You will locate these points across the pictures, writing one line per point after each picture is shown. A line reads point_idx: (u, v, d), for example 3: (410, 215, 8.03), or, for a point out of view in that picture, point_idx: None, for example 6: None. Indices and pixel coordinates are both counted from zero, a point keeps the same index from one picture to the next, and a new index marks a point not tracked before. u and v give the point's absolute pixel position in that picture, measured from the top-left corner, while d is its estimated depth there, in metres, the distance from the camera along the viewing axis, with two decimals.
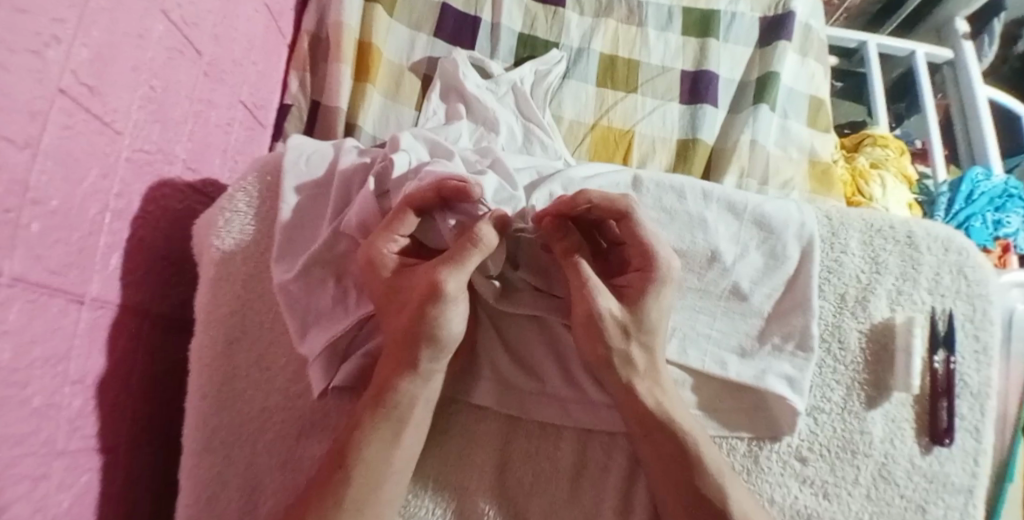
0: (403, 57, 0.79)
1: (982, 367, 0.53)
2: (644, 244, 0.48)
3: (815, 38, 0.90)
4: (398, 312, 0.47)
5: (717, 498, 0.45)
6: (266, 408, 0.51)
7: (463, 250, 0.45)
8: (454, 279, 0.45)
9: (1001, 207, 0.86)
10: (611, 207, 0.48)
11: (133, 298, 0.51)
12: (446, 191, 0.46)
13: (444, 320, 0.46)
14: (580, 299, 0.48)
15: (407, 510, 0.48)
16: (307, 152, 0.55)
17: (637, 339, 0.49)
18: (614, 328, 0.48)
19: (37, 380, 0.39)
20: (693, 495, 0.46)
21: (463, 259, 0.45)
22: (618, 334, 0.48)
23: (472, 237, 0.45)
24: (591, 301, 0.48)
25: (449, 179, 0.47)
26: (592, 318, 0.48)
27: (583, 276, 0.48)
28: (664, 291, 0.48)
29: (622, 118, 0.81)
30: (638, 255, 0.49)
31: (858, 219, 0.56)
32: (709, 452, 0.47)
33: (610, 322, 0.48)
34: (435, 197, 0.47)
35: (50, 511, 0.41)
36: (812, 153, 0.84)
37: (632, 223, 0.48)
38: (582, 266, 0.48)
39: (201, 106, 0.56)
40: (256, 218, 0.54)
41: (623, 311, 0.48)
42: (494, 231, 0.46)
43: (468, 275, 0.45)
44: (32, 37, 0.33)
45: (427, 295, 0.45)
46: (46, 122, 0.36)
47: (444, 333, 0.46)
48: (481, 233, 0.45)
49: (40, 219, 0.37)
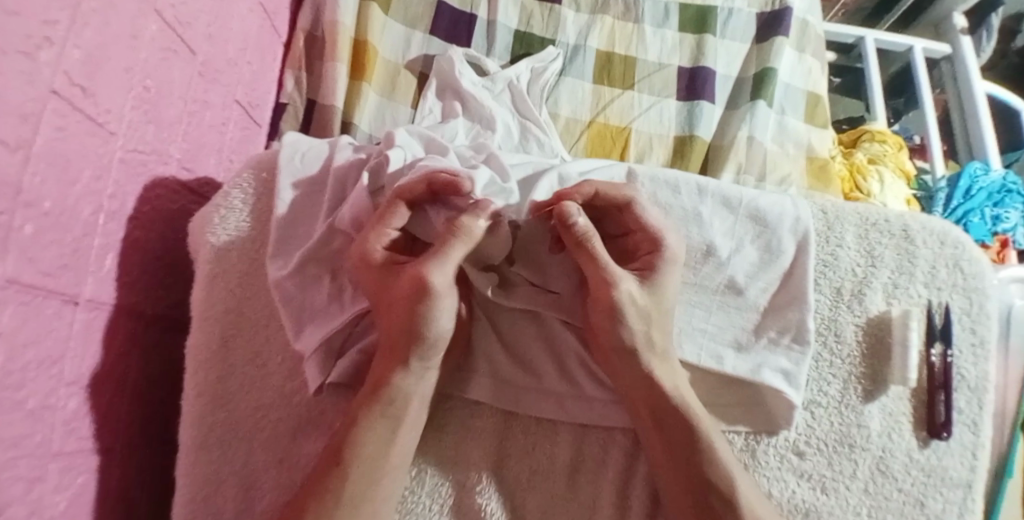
0: (398, 55, 0.79)
1: (979, 360, 0.53)
2: (649, 227, 0.49)
3: (813, 33, 0.90)
4: (389, 307, 0.47)
5: (725, 486, 0.46)
6: (261, 405, 0.51)
7: (446, 242, 0.46)
8: (439, 272, 0.45)
9: (999, 203, 0.86)
10: (612, 194, 0.49)
11: (128, 297, 0.51)
12: (437, 185, 0.47)
13: (435, 316, 0.46)
14: (600, 287, 0.48)
15: (404, 506, 0.48)
16: (302, 150, 0.55)
17: (656, 323, 0.48)
18: (636, 312, 0.48)
19: (31, 382, 0.39)
20: (695, 482, 0.46)
21: (447, 251, 0.45)
22: (638, 317, 0.48)
23: (454, 229, 0.46)
24: (611, 289, 0.47)
25: (440, 173, 0.47)
26: (614, 304, 0.47)
27: (600, 264, 0.47)
28: (671, 270, 0.49)
29: (619, 115, 0.80)
30: (646, 240, 0.50)
31: (854, 213, 0.55)
32: (719, 440, 0.48)
33: (631, 305, 0.47)
34: (425, 189, 0.47)
35: (46, 512, 0.41)
36: (810, 149, 0.84)
37: (637, 211, 0.49)
38: (594, 250, 0.47)
39: (195, 106, 0.56)
40: (251, 216, 0.54)
41: (644, 295, 0.48)
42: (479, 223, 0.46)
43: (455, 262, 0.46)
44: (23, 40, 0.33)
45: (415, 290, 0.45)
46: (39, 123, 0.36)
47: (434, 331, 0.46)
48: (464, 224, 0.46)
49: (33, 221, 0.36)
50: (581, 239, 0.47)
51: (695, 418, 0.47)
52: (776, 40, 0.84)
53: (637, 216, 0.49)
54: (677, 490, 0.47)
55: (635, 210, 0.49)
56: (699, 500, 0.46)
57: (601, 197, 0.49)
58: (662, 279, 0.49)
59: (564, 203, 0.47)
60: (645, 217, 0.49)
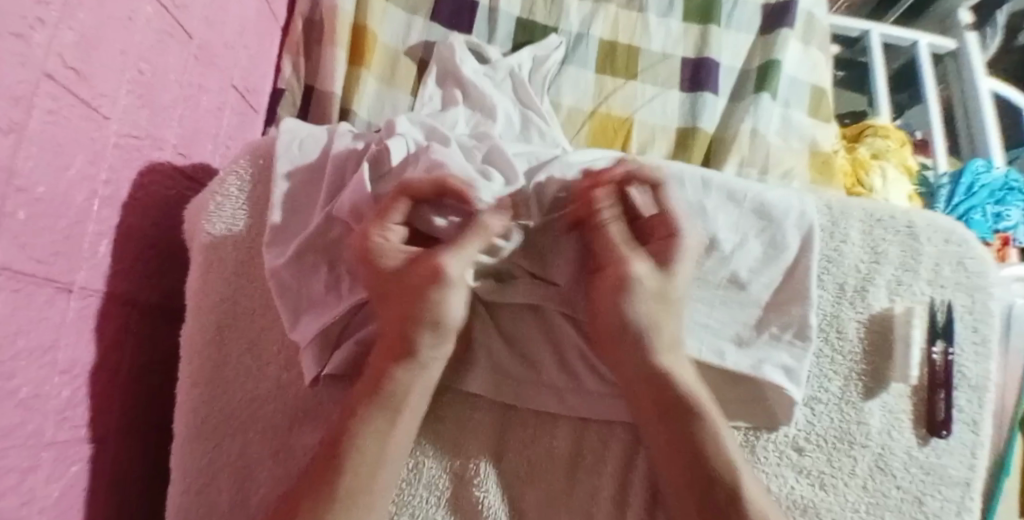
0: (399, 41, 0.77)
1: (980, 359, 0.52)
2: (670, 208, 0.50)
3: (819, 25, 0.89)
4: (399, 298, 0.47)
5: (722, 482, 0.45)
6: (256, 396, 0.50)
7: (465, 236, 0.47)
8: (458, 263, 0.47)
9: (1002, 201, 0.85)
10: (642, 173, 0.50)
11: (121, 285, 0.50)
12: (446, 190, 0.47)
13: (448, 304, 0.47)
14: (611, 267, 0.49)
15: (401, 498, 0.48)
16: (300, 136, 0.53)
17: (667, 306, 0.49)
18: (649, 293, 0.49)
19: (24, 370, 0.38)
20: (703, 481, 0.46)
21: (466, 245, 0.47)
22: (651, 297, 0.49)
23: (473, 225, 0.47)
24: (625, 267, 0.49)
25: (449, 178, 0.47)
26: (625, 281, 0.48)
27: (615, 245, 0.50)
28: (687, 259, 0.49)
29: (622, 106, 0.79)
30: (662, 223, 0.51)
31: (859, 208, 0.55)
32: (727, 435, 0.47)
33: (646, 284, 0.49)
34: (433, 193, 0.47)
35: (38, 503, 0.41)
36: (813, 143, 0.83)
37: (662, 192, 0.50)
38: (614, 232, 0.50)
39: (191, 91, 0.55)
40: (248, 203, 0.53)
41: (657, 277, 0.49)
42: (498, 221, 0.47)
43: (469, 258, 0.47)
44: (16, 19, 0.32)
45: (433, 277, 0.46)
46: (32, 107, 0.35)
47: (446, 318, 0.47)
48: (483, 221, 0.47)
49: (25, 207, 0.36)
50: (603, 224, 0.50)
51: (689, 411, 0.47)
52: (781, 32, 0.83)
53: (660, 198, 0.51)
54: (681, 491, 0.46)
55: (660, 191, 0.50)
56: (702, 498, 0.45)
57: (632, 177, 0.50)
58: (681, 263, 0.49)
59: (598, 190, 0.49)
60: (667, 200, 0.50)
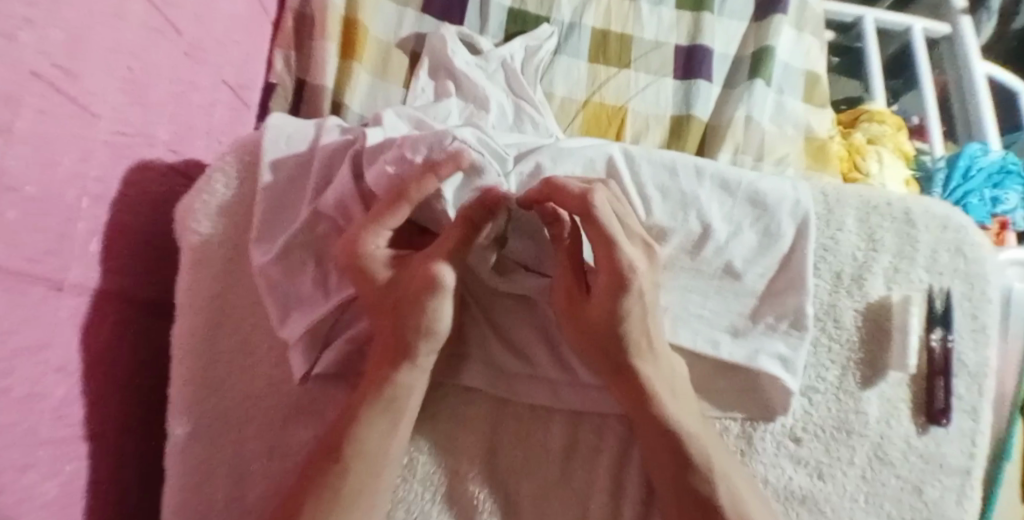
0: (390, 33, 0.76)
1: (978, 346, 0.52)
2: (605, 240, 0.44)
3: (812, 10, 0.88)
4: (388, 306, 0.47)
5: (708, 492, 0.45)
6: (250, 394, 0.50)
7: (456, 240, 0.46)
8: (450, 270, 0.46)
9: (999, 185, 0.84)
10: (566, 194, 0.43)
11: (115, 284, 0.49)
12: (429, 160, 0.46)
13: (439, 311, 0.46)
14: (563, 301, 0.47)
15: (396, 494, 0.48)
16: (287, 131, 0.52)
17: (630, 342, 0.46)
18: (597, 332, 0.46)
19: (19, 369, 0.37)
20: (691, 493, 0.45)
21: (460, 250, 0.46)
22: (602, 336, 0.46)
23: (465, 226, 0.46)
24: (580, 306, 0.46)
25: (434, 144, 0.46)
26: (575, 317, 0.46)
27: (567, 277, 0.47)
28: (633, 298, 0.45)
29: (615, 95, 0.79)
30: (605, 258, 0.45)
31: (855, 195, 0.54)
32: (711, 438, 0.47)
33: (591, 323, 0.46)
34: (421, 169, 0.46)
35: (36, 501, 0.40)
36: (808, 130, 0.82)
37: (595, 221, 0.43)
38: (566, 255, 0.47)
39: (182, 87, 0.54)
40: (236, 200, 0.52)
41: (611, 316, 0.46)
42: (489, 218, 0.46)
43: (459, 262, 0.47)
44: (4, 18, 0.31)
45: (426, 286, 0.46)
46: (20, 107, 0.34)
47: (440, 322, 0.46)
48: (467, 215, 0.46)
49: (14, 206, 0.35)
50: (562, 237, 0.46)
51: (670, 409, 0.46)
52: (774, 19, 0.82)
53: (596, 227, 0.44)
54: (667, 484, 0.46)
55: (593, 219, 0.43)
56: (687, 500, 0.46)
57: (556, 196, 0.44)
58: (626, 313, 0.45)
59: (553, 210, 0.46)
60: (605, 228, 0.44)
